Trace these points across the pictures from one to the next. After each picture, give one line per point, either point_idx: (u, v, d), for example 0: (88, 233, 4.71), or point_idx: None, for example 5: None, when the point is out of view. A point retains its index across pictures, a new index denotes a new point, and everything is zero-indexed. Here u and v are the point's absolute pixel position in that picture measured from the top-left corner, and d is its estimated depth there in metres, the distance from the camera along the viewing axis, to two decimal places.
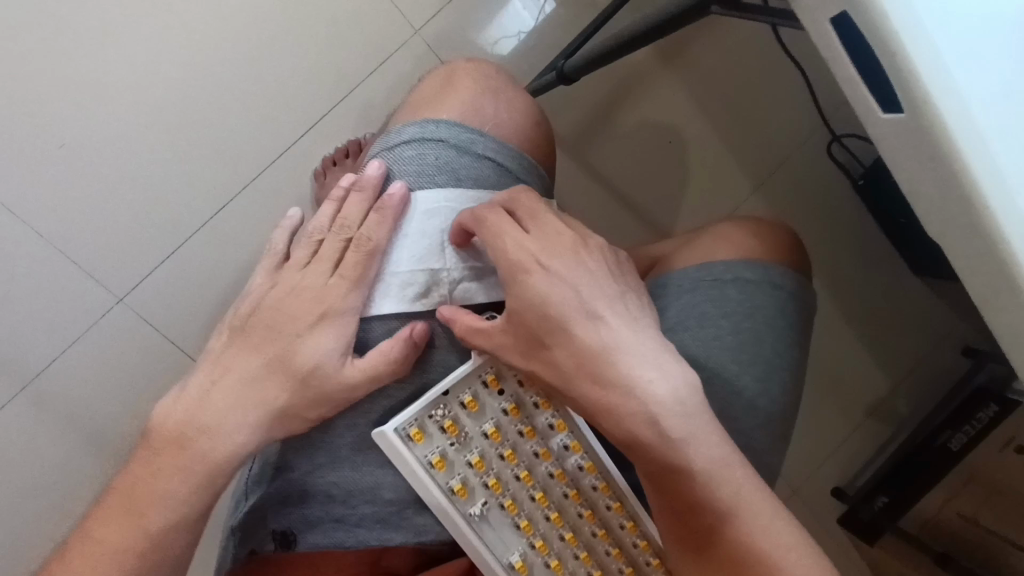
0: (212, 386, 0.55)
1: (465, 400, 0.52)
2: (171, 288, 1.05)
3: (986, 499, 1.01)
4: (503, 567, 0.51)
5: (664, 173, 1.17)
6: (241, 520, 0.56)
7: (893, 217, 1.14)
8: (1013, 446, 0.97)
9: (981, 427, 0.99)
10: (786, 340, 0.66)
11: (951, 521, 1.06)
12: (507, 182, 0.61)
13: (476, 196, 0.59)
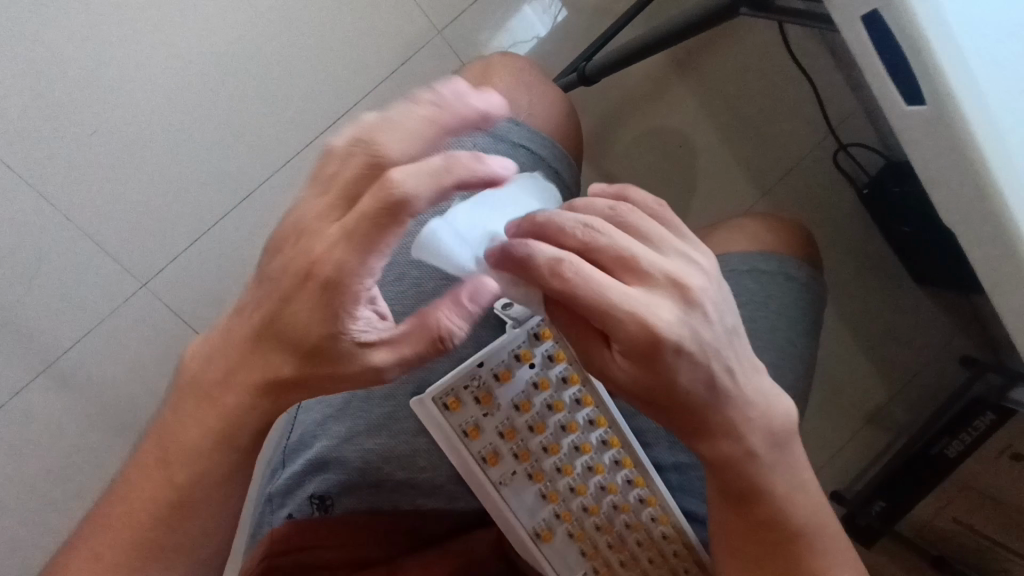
0: (223, 356, 0.51)
1: (499, 371, 0.56)
2: (194, 273, 1.08)
3: (981, 504, 1.01)
4: (529, 534, 0.55)
5: (676, 176, 1.20)
6: (281, 486, 0.61)
7: (898, 225, 1.16)
8: (1009, 452, 0.99)
9: (978, 435, 1.05)
10: (798, 330, 0.69)
11: (945, 525, 1.07)
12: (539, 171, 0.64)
13: None
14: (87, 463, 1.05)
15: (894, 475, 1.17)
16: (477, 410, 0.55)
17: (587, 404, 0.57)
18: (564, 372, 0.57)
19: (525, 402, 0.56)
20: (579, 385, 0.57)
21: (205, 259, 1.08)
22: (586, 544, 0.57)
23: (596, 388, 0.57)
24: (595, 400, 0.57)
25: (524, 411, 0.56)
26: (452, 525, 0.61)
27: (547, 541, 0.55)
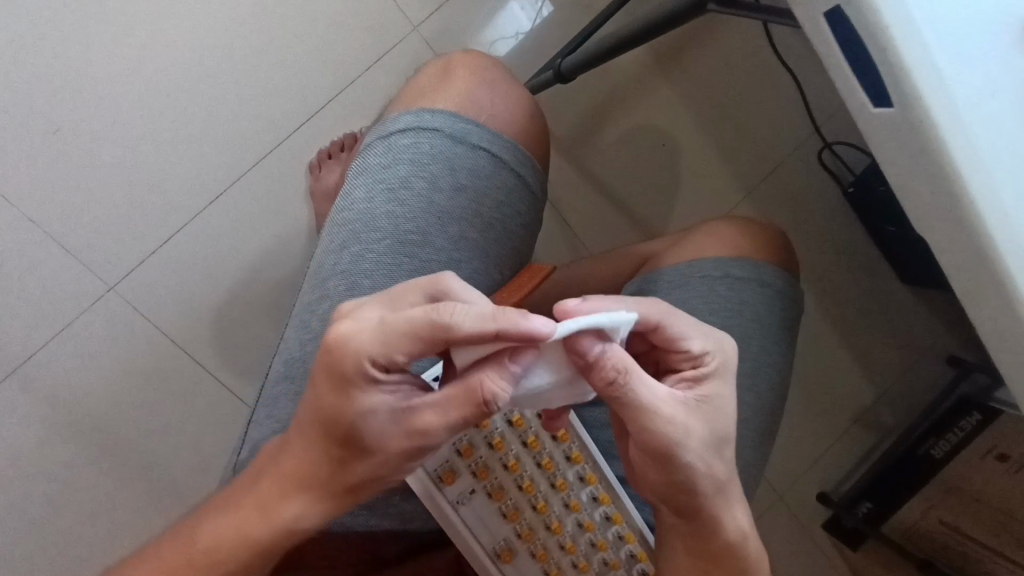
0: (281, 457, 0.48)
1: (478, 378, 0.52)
2: (162, 277, 1.04)
3: (966, 507, 1.02)
4: (488, 554, 0.53)
5: (657, 175, 1.18)
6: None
7: (882, 226, 1.15)
8: (994, 453, 1.00)
9: (963, 435, 1.04)
10: (773, 338, 0.67)
11: (931, 526, 1.07)
12: (501, 174, 0.62)
13: (470, 187, 0.60)
14: (46, 477, 0.99)
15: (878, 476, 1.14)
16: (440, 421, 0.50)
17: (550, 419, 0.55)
18: None
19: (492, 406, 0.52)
20: None
21: (173, 263, 1.04)
22: (548, 564, 0.55)
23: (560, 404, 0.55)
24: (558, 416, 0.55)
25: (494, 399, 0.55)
26: (407, 545, 0.60)
27: (506, 561, 0.54)
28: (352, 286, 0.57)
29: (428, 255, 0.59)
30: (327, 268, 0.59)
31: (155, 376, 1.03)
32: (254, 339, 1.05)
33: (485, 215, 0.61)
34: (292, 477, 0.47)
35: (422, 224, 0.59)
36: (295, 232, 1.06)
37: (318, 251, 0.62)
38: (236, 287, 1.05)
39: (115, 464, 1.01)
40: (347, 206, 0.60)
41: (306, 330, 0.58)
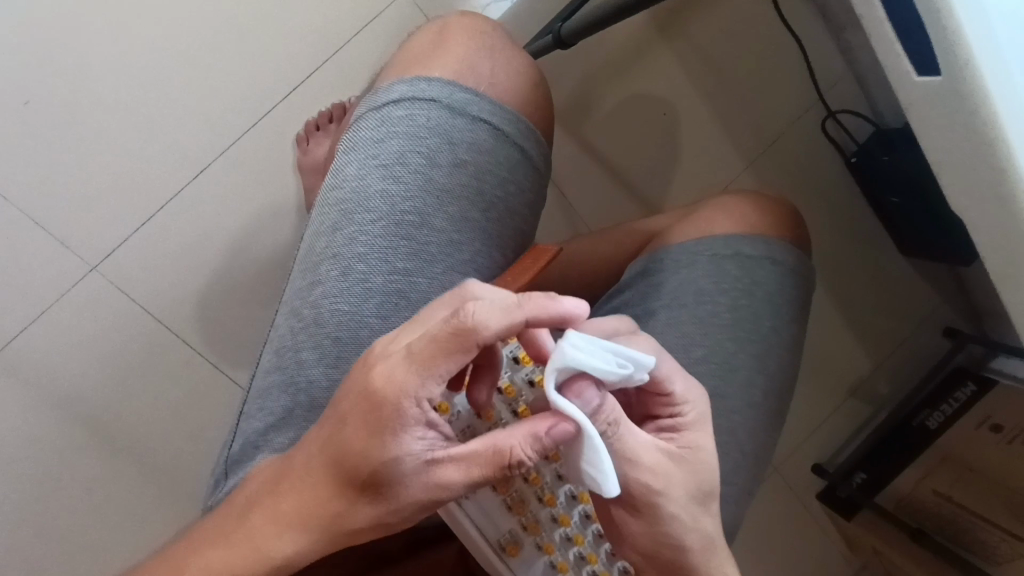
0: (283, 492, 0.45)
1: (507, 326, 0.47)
2: (146, 255, 0.99)
3: (959, 478, 1.02)
4: (493, 547, 0.50)
5: (657, 146, 1.14)
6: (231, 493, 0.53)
7: (885, 196, 1.11)
8: (988, 423, 1.00)
9: (958, 406, 1.06)
10: (784, 318, 0.64)
11: (923, 495, 1.06)
12: (504, 148, 0.58)
13: (471, 163, 0.56)
14: (36, 461, 0.97)
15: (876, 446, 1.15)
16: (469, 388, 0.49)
17: None
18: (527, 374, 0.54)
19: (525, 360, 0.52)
20: (534, 368, 0.54)
21: (157, 240, 1.00)
22: (556, 557, 0.51)
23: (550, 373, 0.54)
24: None
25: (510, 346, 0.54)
26: (410, 540, 0.56)
27: (513, 555, 0.50)
28: (346, 272, 0.54)
29: (427, 238, 0.55)
30: (319, 251, 0.55)
31: (143, 357, 0.99)
32: (244, 319, 1.02)
33: (487, 194, 0.57)
34: (293, 502, 0.45)
35: (419, 204, 0.55)
36: (284, 208, 1.02)
37: (308, 234, 0.58)
38: (225, 266, 1.01)
39: (104, 449, 0.99)
40: (337, 184, 0.56)
41: (297, 317, 0.54)
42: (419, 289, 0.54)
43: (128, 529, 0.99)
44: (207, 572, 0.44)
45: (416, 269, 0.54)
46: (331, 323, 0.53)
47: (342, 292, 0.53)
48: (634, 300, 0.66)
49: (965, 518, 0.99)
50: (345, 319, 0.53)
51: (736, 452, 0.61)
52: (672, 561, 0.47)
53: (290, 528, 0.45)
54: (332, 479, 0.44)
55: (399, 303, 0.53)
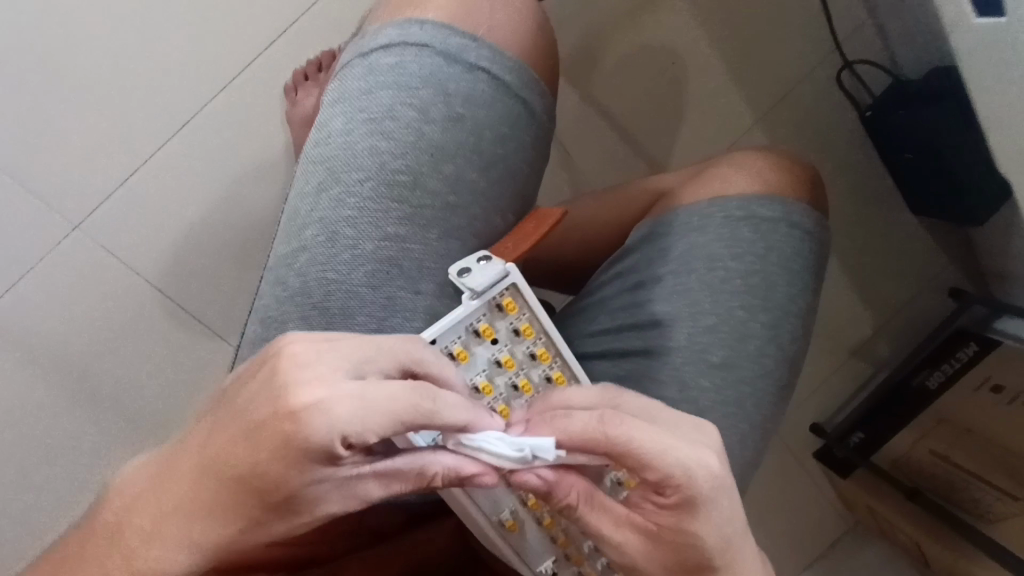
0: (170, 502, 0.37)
1: (499, 300, 0.44)
2: (130, 213, 0.95)
3: (958, 439, 1.02)
4: (493, 525, 0.48)
5: (664, 99, 1.08)
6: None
7: (895, 154, 1.06)
8: (988, 385, 0.98)
9: (959, 366, 1.03)
10: (800, 285, 0.61)
11: (920, 457, 1.08)
12: (505, 101, 0.53)
13: (469, 116, 0.52)
14: (26, 424, 0.95)
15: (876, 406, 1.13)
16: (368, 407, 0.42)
17: (543, 359, 0.46)
18: (515, 323, 0.45)
19: (525, 324, 0.45)
20: (517, 312, 0.45)
21: (143, 197, 0.95)
22: (557, 532, 0.50)
23: (539, 315, 0.46)
24: (537, 330, 0.46)
25: (508, 313, 0.45)
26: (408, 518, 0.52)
27: (513, 531, 0.49)
28: (334, 238, 0.50)
29: (420, 200, 0.50)
30: (304, 215, 0.51)
31: (131, 319, 0.96)
32: (234, 281, 0.97)
33: (486, 151, 0.52)
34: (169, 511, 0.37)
35: (412, 162, 0.50)
36: (271, 164, 0.96)
37: (293, 194, 0.54)
38: (213, 225, 0.96)
39: (95, 414, 0.96)
40: (323, 140, 0.52)
41: (283, 286, 0.51)
42: (411, 256, 0.50)
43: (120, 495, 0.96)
44: None
45: (410, 235, 0.50)
46: (317, 293, 0.49)
47: (330, 259, 0.49)
48: (639, 265, 0.62)
49: (959, 475, 1.00)
50: (333, 288, 0.49)
51: (745, 425, 0.59)
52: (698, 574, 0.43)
53: (173, 530, 0.37)
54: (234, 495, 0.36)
55: (390, 273, 0.49)
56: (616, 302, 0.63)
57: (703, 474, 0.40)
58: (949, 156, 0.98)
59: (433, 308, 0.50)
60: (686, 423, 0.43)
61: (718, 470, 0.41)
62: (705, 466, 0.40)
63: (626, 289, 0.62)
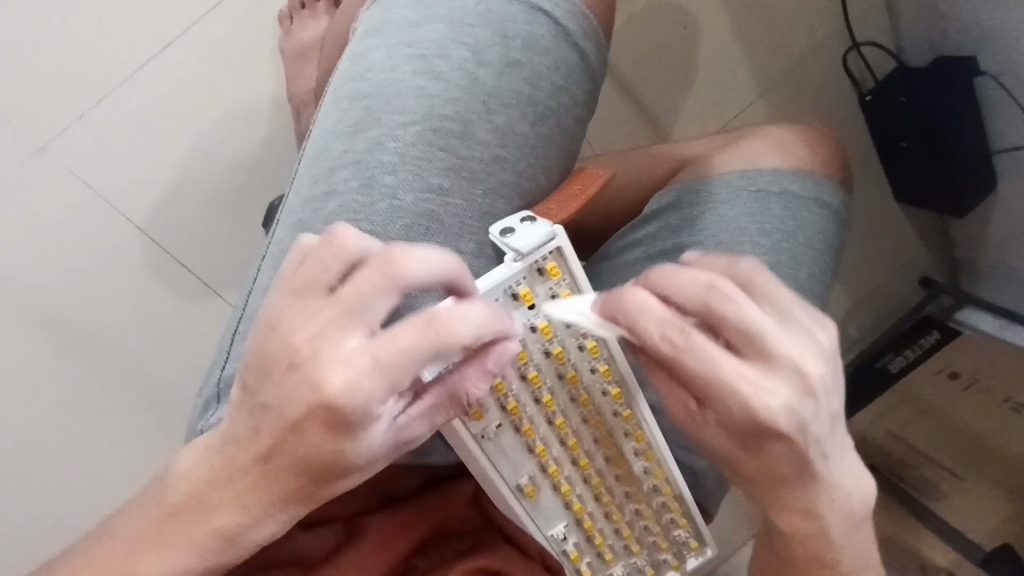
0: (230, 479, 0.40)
1: (545, 265, 0.42)
2: (109, 142, 0.90)
3: (917, 418, 1.01)
4: (510, 490, 0.47)
5: (673, 63, 1.04)
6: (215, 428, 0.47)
7: (893, 139, 1.02)
8: (947, 371, 1.01)
9: (923, 350, 1.04)
10: (823, 264, 0.60)
11: (877, 435, 1.04)
12: (563, 50, 0.50)
13: (526, 62, 0.48)
14: None
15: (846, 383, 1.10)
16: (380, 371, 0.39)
17: (580, 327, 0.44)
18: (555, 289, 0.43)
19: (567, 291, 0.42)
20: (559, 278, 0.43)
21: (134, 137, 0.90)
22: (572, 499, 0.48)
23: (581, 283, 0.43)
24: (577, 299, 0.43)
25: (550, 278, 0.43)
26: (425, 481, 0.51)
27: (530, 497, 0.47)
28: (370, 184, 0.46)
29: (468, 151, 0.47)
30: (335, 156, 0.47)
31: (113, 263, 0.91)
32: (220, 229, 0.93)
33: (540, 103, 0.49)
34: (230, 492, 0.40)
35: (462, 108, 0.47)
36: (262, 104, 0.92)
37: (320, 131, 0.50)
38: (198, 162, 0.91)
39: (71, 361, 0.91)
40: (364, 74, 0.49)
41: (306, 232, 0.47)
42: (445, 210, 0.46)
43: (101, 447, 0.92)
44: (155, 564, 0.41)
45: (454, 187, 0.46)
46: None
47: (364, 207, 0.45)
48: (662, 233, 0.61)
49: (911, 453, 1.00)
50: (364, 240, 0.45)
51: None
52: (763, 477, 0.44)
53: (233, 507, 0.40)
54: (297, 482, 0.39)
55: (429, 228, 0.45)
56: (638, 269, 0.61)
57: (754, 422, 0.40)
58: (954, 150, 0.95)
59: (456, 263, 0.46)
60: (784, 362, 0.39)
61: (779, 424, 0.39)
62: (760, 419, 0.39)
63: (647, 256, 0.61)
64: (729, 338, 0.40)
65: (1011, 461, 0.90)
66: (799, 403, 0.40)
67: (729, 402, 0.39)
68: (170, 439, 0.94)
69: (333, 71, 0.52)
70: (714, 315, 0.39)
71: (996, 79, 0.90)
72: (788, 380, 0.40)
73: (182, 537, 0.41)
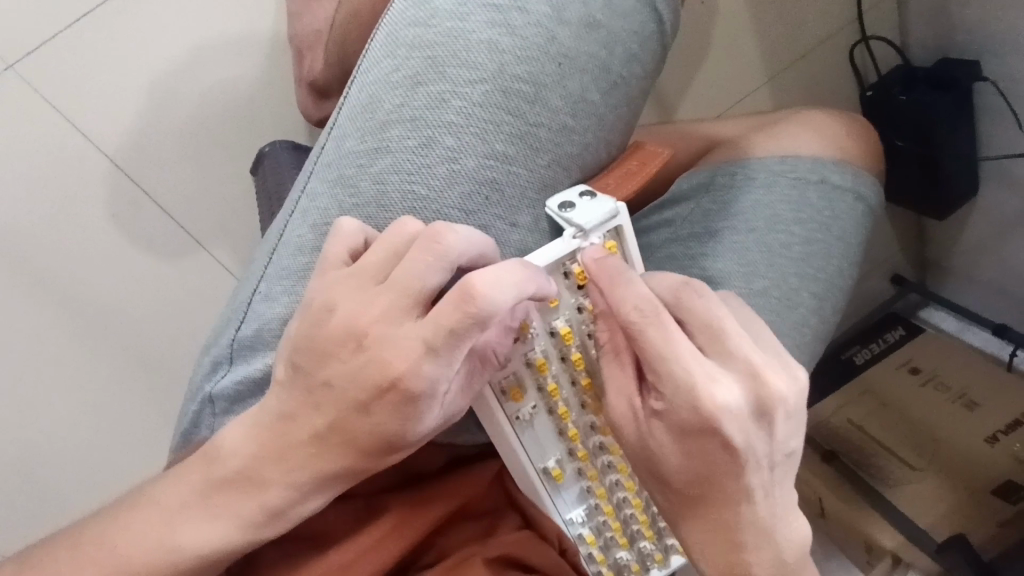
0: (276, 459, 0.41)
1: (602, 243, 0.41)
2: (83, 70, 0.82)
3: (879, 411, 0.99)
4: (537, 472, 0.46)
5: (687, 38, 1.00)
6: (227, 393, 0.47)
7: (888, 139, 0.98)
8: (908, 366, 1.02)
9: (888, 346, 1.04)
10: (850, 259, 0.59)
11: (837, 424, 1.00)
12: (641, 11, 0.46)
13: (605, 22, 0.45)
14: None
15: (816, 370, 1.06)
16: (425, 354, 0.37)
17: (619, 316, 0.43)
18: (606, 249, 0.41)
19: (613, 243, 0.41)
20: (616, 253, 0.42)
21: (111, 65, 0.83)
22: (596, 484, 0.47)
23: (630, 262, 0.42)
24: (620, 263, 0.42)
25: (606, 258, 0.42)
26: (449, 460, 0.50)
27: (556, 480, 0.46)
28: (429, 145, 0.43)
29: (537, 116, 0.44)
30: (389, 109, 0.44)
31: (83, 203, 0.84)
32: (208, 175, 0.87)
33: (613, 69, 0.46)
34: (275, 468, 0.41)
35: (535, 69, 0.43)
36: (257, 41, 0.85)
37: (367, 78, 0.46)
38: (184, 100, 0.85)
39: (40, 306, 0.85)
40: (426, 19, 0.45)
41: (352, 191, 0.44)
42: (506, 178, 0.44)
43: (75, 398, 0.87)
44: (200, 531, 0.42)
45: (517, 156, 0.44)
46: (398, 206, 0.43)
47: (421, 169, 0.43)
48: (693, 215, 0.58)
49: (874, 446, 0.97)
50: (419, 205, 0.43)
51: None
52: (699, 492, 0.41)
53: (279, 481, 0.41)
54: (342, 458, 0.41)
55: (489, 198, 0.44)
56: (664, 252, 0.58)
57: (692, 407, 0.37)
58: (944, 151, 0.93)
59: (498, 237, 0.44)
60: (739, 362, 0.39)
61: (710, 410, 0.37)
62: (698, 401, 0.37)
63: (676, 239, 0.58)
64: (691, 332, 0.40)
65: (966, 460, 0.90)
66: (741, 405, 0.38)
67: (671, 375, 0.38)
68: (151, 397, 0.89)
69: (386, 10, 0.47)
70: (681, 311, 0.40)
71: (995, 85, 0.89)
72: (735, 382, 0.38)
73: (230, 504, 0.42)
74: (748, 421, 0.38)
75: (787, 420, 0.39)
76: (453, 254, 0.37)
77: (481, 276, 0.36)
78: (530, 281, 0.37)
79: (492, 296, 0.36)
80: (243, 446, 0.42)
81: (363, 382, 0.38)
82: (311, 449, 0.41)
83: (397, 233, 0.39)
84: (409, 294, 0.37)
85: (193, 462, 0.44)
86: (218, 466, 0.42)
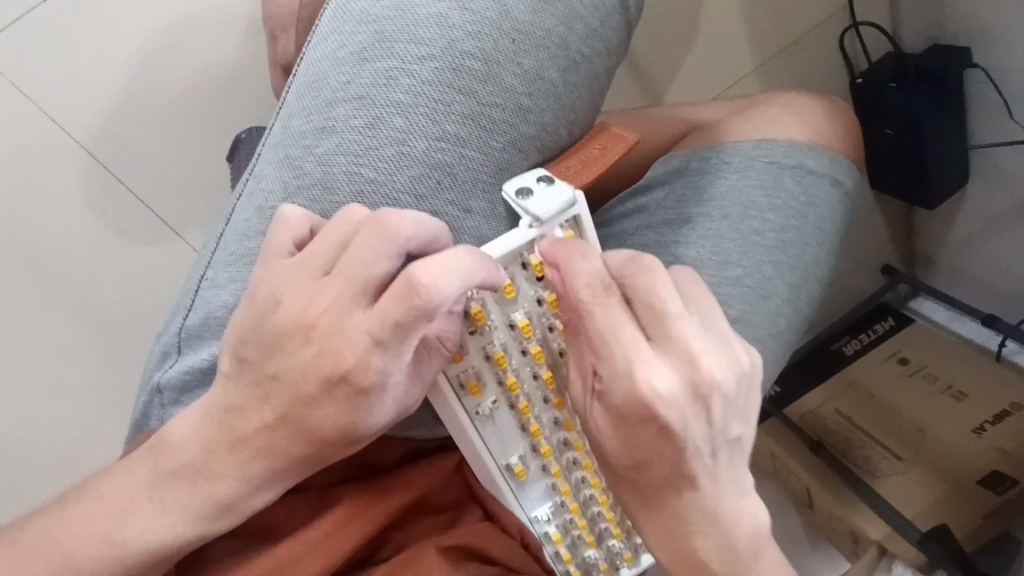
0: (227, 452, 0.40)
1: (561, 233, 0.40)
2: (50, 52, 0.80)
3: (864, 403, 0.98)
4: (500, 468, 0.45)
5: (673, 24, 0.98)
6: (175, 383, 0.45)
7: (878, 128, 0.97)
8: (897, 357, 1.00)
9: (876, 337, 1.03)
10: (826, 248, 0.58)
11: (825, 415, 0.98)
12: None
13: None
14: None
15: (800, 359, 1.05)
16: (368, 343, 0.36)
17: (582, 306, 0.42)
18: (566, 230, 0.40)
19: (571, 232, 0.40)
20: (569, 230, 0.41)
21: (79, 47, 0.80)
22: (561, 481, 0.46)
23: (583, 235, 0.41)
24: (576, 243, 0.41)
25: None
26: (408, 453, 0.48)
27: (519, 476, 0.45)
28: (377, 124, 0.42)
29: (490, 96, 0.42)
30: (336, 87, 0.42)
31: (51, 189, 0.82)
32: (178, 162, 0.84)
33: (571, 46, 0.44)
34: (224, 460, 0.40)
35: (488, 46, 0.42)
36: (228, 26, 0.83)
37: (318, 55, 0.45)
38: (154, 84, 0.82)
39: (10, 293, 0.83)
40: None
41: (296, 172, 0.42)
42: (461, 163, 0.42)
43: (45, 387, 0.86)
44: (141, 529, 0.41)
45: (469, 137, 0.42)
46: (345, 189, 0.42)
47: (368, 149, 0.42)
48: (667, 200, 0.57)
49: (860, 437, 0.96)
50: (366, 188, 0.42)
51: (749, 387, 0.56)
52: (645, 478, 0.40)
53: (227, 474, 0.40)
54: (291, 452, 0.39)
55: (440, 181, 0.42)
56: (638, 238, 0.57)
57: (627, 390, 0.36)
58: (934, 142, 0.91)
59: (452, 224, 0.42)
60: (680, 347, 0.37)
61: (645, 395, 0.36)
62: (632, 383, 0.36)
63: (649, 225, 0.56)
64: (636, 309, 0.37)
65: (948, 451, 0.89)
66: (676, 389, 0.37)
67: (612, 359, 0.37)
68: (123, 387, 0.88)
69: None
70: (627, 289, 0.37)
71: (986, 74, 0.87)
72: (670, 366, 0.37)
73: (176, 499, 0.41)
74: (686, 407, 0.37)
75: (728, 405, 0.38)
76: (401, 242, 0.35)
77: (430, 267, 0.34)
78: (479, 268, 0.36)
79: (443, 289, 0.34)
80: (191, 436, 0.41)
81: (310, 372, 0.37)
82: (260, 443, 0.39)
83: (344, 220, 0.37)
84: (359, 285, 0.36)
85: (140, 453, 0.42)
86: (165, 457, 0.41)
